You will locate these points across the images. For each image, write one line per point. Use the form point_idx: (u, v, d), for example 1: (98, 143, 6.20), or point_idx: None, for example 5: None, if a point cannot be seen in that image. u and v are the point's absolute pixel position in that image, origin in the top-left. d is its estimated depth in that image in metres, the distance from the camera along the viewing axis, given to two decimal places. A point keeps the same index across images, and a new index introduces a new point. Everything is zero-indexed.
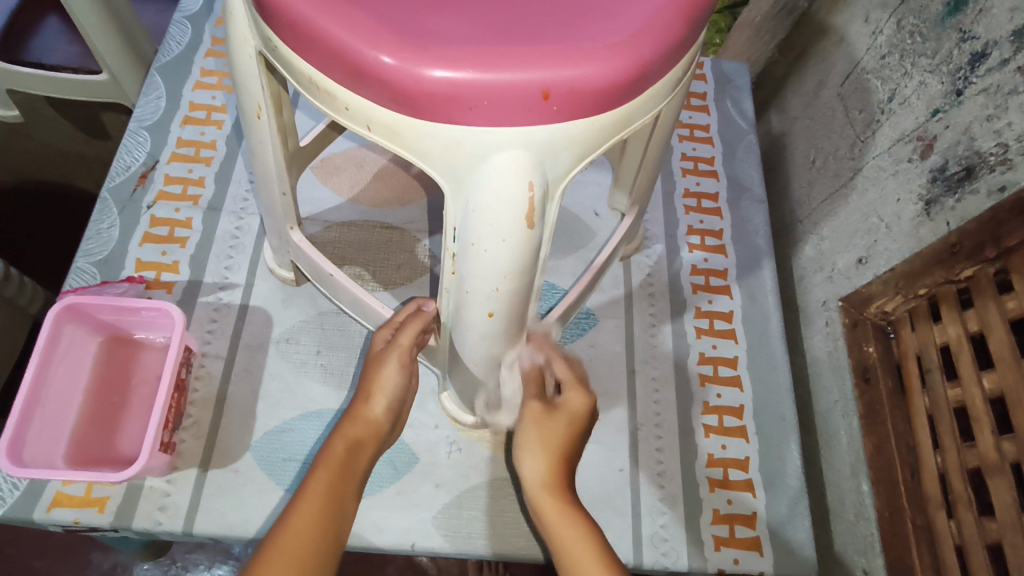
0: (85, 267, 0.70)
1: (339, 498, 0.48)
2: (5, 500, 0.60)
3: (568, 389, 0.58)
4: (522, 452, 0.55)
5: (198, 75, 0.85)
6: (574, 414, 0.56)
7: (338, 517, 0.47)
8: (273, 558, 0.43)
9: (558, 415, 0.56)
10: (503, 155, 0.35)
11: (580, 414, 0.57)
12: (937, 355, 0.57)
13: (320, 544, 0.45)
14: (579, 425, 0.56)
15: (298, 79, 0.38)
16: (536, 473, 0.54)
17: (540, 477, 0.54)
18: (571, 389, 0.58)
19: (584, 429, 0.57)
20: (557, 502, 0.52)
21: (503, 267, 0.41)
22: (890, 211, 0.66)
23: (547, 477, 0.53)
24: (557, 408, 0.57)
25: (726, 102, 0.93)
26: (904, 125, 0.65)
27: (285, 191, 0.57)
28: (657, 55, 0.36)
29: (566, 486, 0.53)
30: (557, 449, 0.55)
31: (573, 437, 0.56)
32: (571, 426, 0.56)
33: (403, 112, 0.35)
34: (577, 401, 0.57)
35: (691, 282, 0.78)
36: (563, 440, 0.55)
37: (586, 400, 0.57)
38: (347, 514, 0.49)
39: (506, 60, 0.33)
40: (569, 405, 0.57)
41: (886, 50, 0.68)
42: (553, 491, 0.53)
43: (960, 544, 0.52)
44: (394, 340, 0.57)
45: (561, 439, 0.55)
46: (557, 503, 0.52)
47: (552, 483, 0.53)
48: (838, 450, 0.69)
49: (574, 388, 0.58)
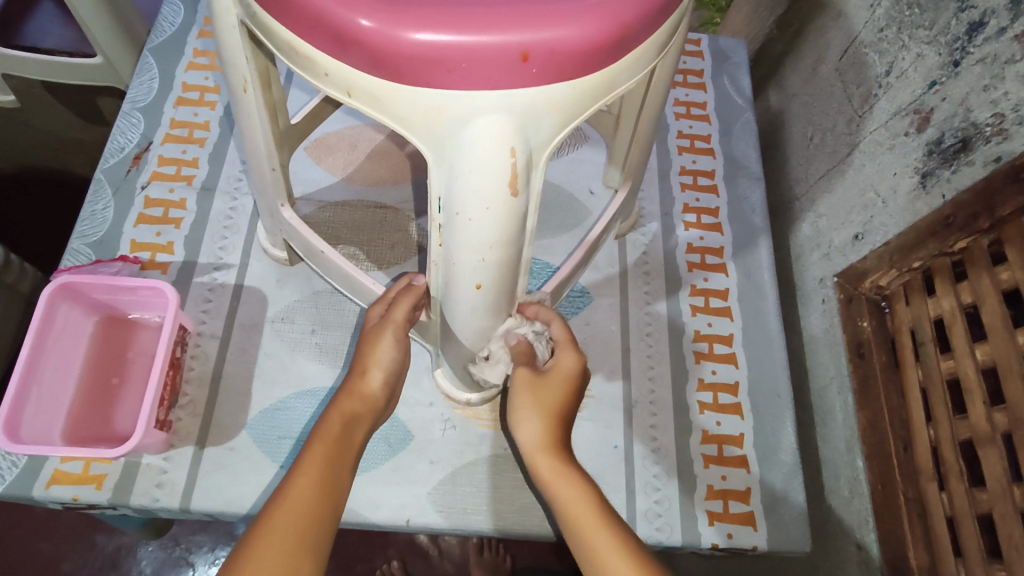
0: (81, 248, 0.70)
1: (336, 470, 0.48)
2: (4, 477, 0.60)
3: (558, 351, 0.55)
4: (516, 417, 0.53)
5: (191, 55, 0.85)
6: (566, 375, 0.54)
7: (335, 490, 0.47)
8: (272, 531, 0.43)
9: (550, 376, 0.54)
10: (484, 120, 0.35)
11: (571, 375, 0.54)
12: (931, 328, 0.57)
13: (320, 513, 0.45)
14: (571, 383, 0.54)
15: (277, 45, 0.37)
16: (535, 441, 0.51)
17: (537, 441, 0.51)
18: (564, 348, 0.55)
19: (578, 391, 0.55)
20: (556, 464, 0.50)
21: (489, 236, 0.41)
22: (886, 185, 0.65)
23: (544, 438, 0.51)
24: (549, 370, 0.54)
25: (723, 80, 0.92)
26: (901, 98, 0.64)
27: (275, 166, 0.56)
28: (638, 17, 0.36)
29: (561, 447, 0.51)
30: (550, 412, 0.52)
31: (568, 400, 0.54)
32: (562, 385, 0.54)
33: (382, 76, 0.35)
34: (566, 361, 0.54)
35: (686, 260, 0.78)
36: (559, 402, 0.53)
37: (577, 358, 0.54)
38: (343, 486, 0.48)
39: (485, 22, 0.33)
40: (559, 365, 0.54)
41: (884, 23, 0.67)
42: (550, 453, 0.51)
43: (951, 515, 0.52)
44: (378, 321, 0.58)
45: (556, 401, 0.53)
46: (561, 469, 0.49)
47: (547, 445, 0.51)
48: (834, 426, 0.69)
49: (564, 348, 0.55)
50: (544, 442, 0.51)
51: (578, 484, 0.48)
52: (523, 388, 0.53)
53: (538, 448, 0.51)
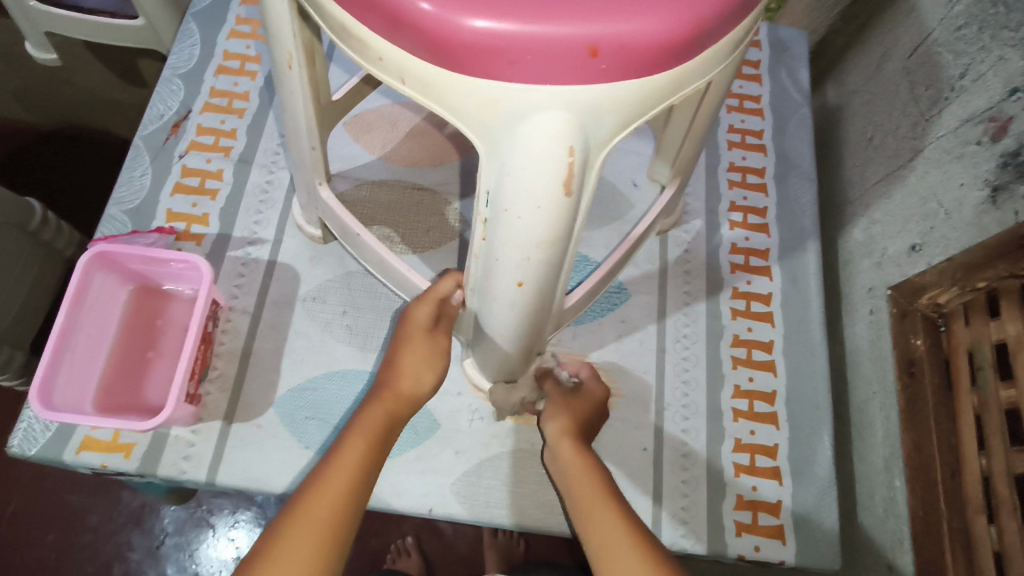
0: (117, 215, 0.70)
1: (367, 463, 0.48)
2: (38, 439, 0.61)
3: (587, 382, 0.64)
4: (548, 414, 0.61)
5: (233, 23, 0.83)
6: (594, 400, 0.62)
7: (361, 490, 0.46)
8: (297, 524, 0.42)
9: (581, 397, 0.62)
10: (543, 116, 0.33)
11: (598, 400, 0.62)
12: (992, 352, 0.53)
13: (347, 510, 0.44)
14: (597, 405, 0.62)
15: (330, 26, 0.36)
16: (558, 430, 0.58)
17: (560, 429, 0.58)
18: (591, 381, 0.64)
19: (602, 412, 0.62)
20: (576, 449, 0.56)
21: (536, 235, 0.39)
22: (951, 196, 0.61)
23: (568, 429, 0.58)
24: (580, 393, 0.62)
25: (780, 72, 0.87)
26: (976, 103, 0.60)
27: (314, 145, 0.55)
28: (718, 13, 0.33)
29: (584, 439, 0.58)
30: (579, 415, 0.60)
31: (593, 414, 0.61)
32: (590, 405, 0.62)
33: (438, 64, 0.33)
34: (595, 390, 0.63)
35: (729, 261, 0.75)
36: (587, 413, 0.60)
37: (604, 390, 0.64)
38: (368, 484, 0.47)
39: (553, 11, 0.30)
40: (588, 391, 0.63)
41: (963, 21, 0.63)
42: (572, 438, 0.57)
43: (998, 551, 0.49)
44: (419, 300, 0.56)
45: (586, 412, 0.61)
46: (579, 454, 0.56)
47: (572, 433, 0.58)
48: (873, 442, 0.67)
49: (592, 380, 0.64)
50: (567, 430, 0.58)
51: (591, 468, 0.55)
52: (558, 398, 0.62)
53: (567, 437, 0.57)
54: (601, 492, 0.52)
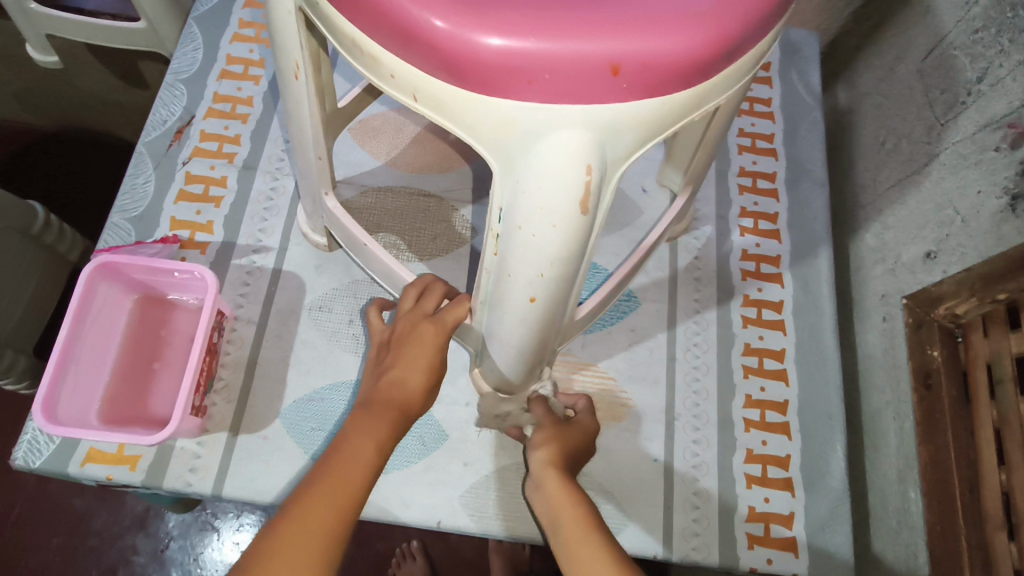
0: (121, 223, 0.69)
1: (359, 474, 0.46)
2: (42, 452, 0.60)
3: (581, 413, 0.62)
4: (533, 442, 0.57)
5: (236, 26, 0.82)
6: (585, 430, 0.60)
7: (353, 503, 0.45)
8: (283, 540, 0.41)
9: (571, 427, 0.60)
10: (560, 134, 0.32)
11: (586, 432, 0.60)
12: (1012, 365, 0.52)
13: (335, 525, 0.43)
14: (585, 437, 0.60)
15: (341, 42, 0.35)
16: (543, 461, 0.55)
17: (545, 460, 0.55)
18: (584, 413, 0.62)
19: (588, 446, 0.60)
20: (560, 482, 0.53)
21: (550, 253, 0.38)
22: (967, 203, 0.60)
23: (553, 460, 0.55)
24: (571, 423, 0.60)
25: (791, 75, 0.86)
26: (994, 109, 0.58)
27: (320, 154, 0.54)
28: (743, 29, 0.32)
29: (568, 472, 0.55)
30: (564, 445, 0.57)
31: (579, 447, 0.59)
32: (578, 436, 0.59)
33: (452, 81, 0.32)
34: (586, 422, 0.61)
35: (740, 268, 0.74)
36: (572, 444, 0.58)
37: (595, 424, 0.62)
38: (361, 495, 0.46)
39: (573, 28, 0.29)
40: (580, 422, 0.61)
41: (981, 24, 0.61)
42: (556, 470, 0.54)
43: (1019, 569, 0.48)
44: (438, 314, 0.54)
45: (572, 444, 0.58)
46: (562, 486, 0.53)
47: (556, 465, 0.55)
48: (887, 452, 0.66)
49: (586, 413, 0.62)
50: (552, 461, 0.55)
51: (575, 499, 0.52)
52: (548, 424, 0.59)
53: (552, 469, 0.54)
54: (582, 523, 0.49)
